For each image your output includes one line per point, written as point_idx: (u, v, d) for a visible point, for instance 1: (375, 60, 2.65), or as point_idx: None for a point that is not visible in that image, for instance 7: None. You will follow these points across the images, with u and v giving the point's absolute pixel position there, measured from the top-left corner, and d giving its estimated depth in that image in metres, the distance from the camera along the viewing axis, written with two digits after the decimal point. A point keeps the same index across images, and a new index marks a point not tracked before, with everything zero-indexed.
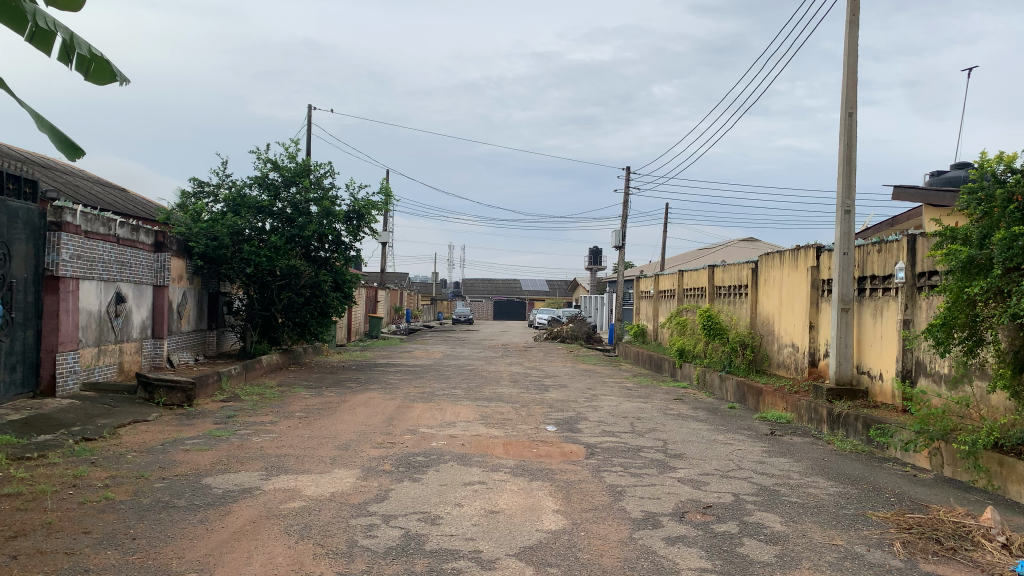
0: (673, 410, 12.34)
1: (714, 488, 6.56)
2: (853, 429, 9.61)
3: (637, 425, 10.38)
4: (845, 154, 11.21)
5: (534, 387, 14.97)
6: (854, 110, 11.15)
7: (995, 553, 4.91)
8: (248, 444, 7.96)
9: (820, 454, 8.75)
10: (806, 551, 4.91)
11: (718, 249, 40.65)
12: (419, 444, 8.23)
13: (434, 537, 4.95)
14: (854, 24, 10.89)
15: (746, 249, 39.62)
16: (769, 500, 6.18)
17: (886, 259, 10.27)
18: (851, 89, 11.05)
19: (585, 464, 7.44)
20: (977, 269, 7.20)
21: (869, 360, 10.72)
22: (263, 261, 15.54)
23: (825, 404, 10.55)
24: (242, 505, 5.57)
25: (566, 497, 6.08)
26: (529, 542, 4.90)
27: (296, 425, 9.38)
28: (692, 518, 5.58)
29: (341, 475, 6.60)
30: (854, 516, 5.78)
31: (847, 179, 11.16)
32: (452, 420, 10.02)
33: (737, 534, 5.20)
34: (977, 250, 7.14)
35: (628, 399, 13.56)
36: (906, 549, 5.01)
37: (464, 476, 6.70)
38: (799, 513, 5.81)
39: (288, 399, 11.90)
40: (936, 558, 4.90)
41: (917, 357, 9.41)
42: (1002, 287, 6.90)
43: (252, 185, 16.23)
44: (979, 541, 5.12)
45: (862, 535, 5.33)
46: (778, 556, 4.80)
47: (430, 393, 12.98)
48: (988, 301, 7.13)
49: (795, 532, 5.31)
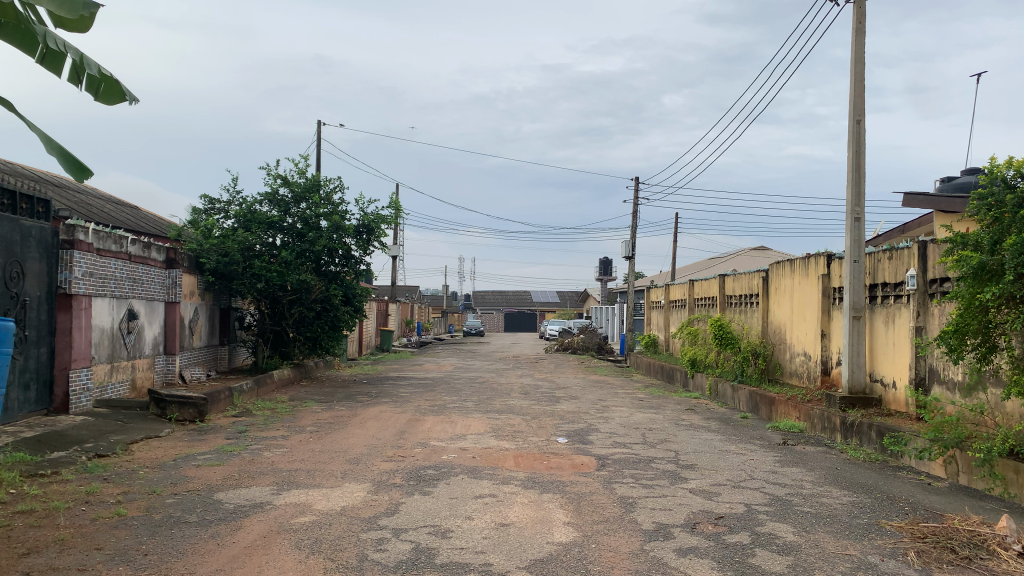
0: (685, 420, 12.28)
1: (726, 499, 6.53)
2: (867, 437, 9.53)
3: (649, 436, 10.35)
4: (855, 161, 11.19)
5: (545, 398, 14.95)
6: (862, 117, 11.13)
7: (1011, 562, 4.87)
8: (259, 459, 7.98)
9: (834, 463, 8.67)
10: (818, 562, 4.87)
11: (729, 258, 40.54)
12: (430, 457, 8.23)
13: (445, 550, 4.94)
14: (860, 32, 10.89)
15: (757, 258, 39.51)
16: (781, 510, 6.16)
17: (897, 266, 10.23)
18: (859, 96, 11.04)
19: (597, 475, 7.42)
20: (989, 275, 7.14)
21: (882, 367, 10.65)
22: (274, 277, 15.62)
23: (838, 412, 10.47)
24: (253, 520, 5.57)
25: (577, 509, 6.07)
26: (540, 555, 4.89)
27: (307, 439, 9.41)
28: (703, 529, 5.56)
29: (352, 489, 6.60)
30: (868, 526, 5.73)
31: (857, 186, 11.13)
32: (462, 433, 10.02)
33: (748, 545, 5.17)
34: (988, 256, 7.08)
35: (639, 410, 13.52)
36: (921, 559, 4.97)
37: (475, 489, 6.69)
38: (812, 523, 5.78)
39: (299, 413, 11.93)
40: (951, 567, 4.85)
41: (930, 364, 9.35)
42: (1015, 293, 6.85)
43: (262, 201, 16.32)
44: (995, 549, 5.07)
45: (876, 545, 5.28)
46: (790, 566, 4.77)
47: (440, 406, 12.99)
48: (1000, 307, 7.09)
49: (808, 542, 5.27)
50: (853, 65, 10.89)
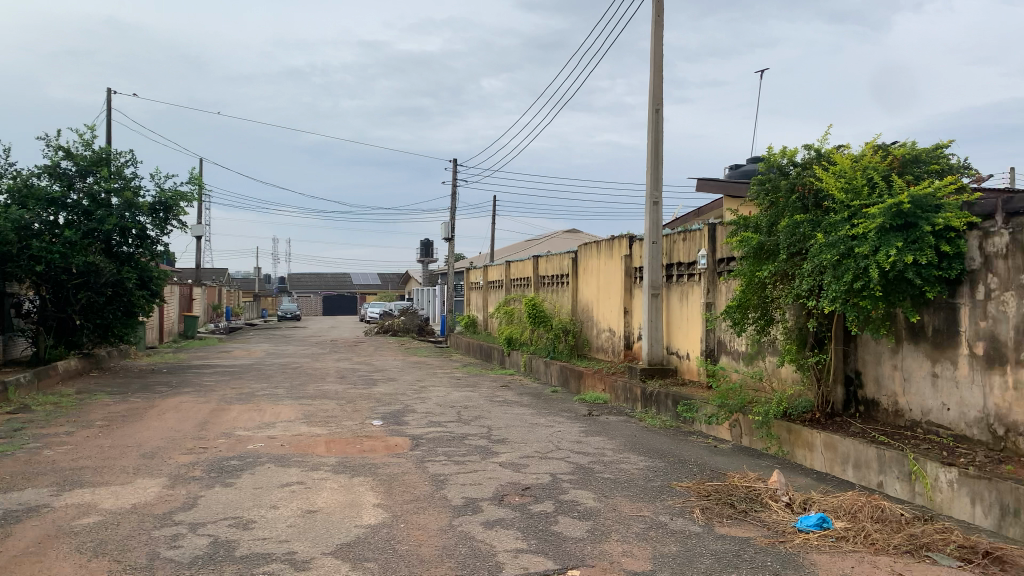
0: (498, 397, 12.57)
1: (533, 470, 6.76)
2: (664, 405, 10.22)
3: (463, 414, 10.49)
4: (654, 148, 11.87)
5: (361, 381, 14.74)
6: (660, 106, 11.81)
7: (780, 512, 5.43)
8: (36, 459, 7.25)
9: (635, 431, 9.22)
10: (614, 524, 5.16)
11: (544, 240, 41.85)
12: (234, 447, 7.85)
13: (246, 541, 4.74)
14: (659, 25, 11.53)
15: (570, 240, 41.14)
16: (584, 478, 6.46)
17: (691, 247, 11.02)
18: (658, 87, 11.71)
19: (409, 455, 7.41)
20: (767, 254, 7.87)
21: (677, 341, 11.47)
22: (56, 259, 14.20)
23: (639, 383, 11.14)
24: (26, 525, 5.06)
25: (387, 490, 6.03)
26: (346, 538, 4.81)
27: (95, 435, 8.67)
28: (510, 501, 5.71)
29: (144, 485, 6.16)
30: (660, 488, 6.15)
31: (655, 172, 11.82)
32: (271, 420, 9.65)
33: (552, 513, 5.38)
34: (766, 238, 7.78)
35: (455, 389, 13.67)
36: (704, 515, 5.40)
37: (281, 477, 6.46)
38: (611, 488, 6.11)
39: (87, 407, 10.97)
40: (730, 520, 5.32)
41: (719, 337, 10.19)
42: (787, 271, 7.58)
43: (40, 174, 14.76)
44: (767, 501, 5.64)
45: (667, 505, 5.67)
46: (588, 531, 5.02)
47: (249, 394, 12.43)
48: (776, 284, 7.84)
49: (606, 507, 5.57)
50: (653, 56, 11.53)
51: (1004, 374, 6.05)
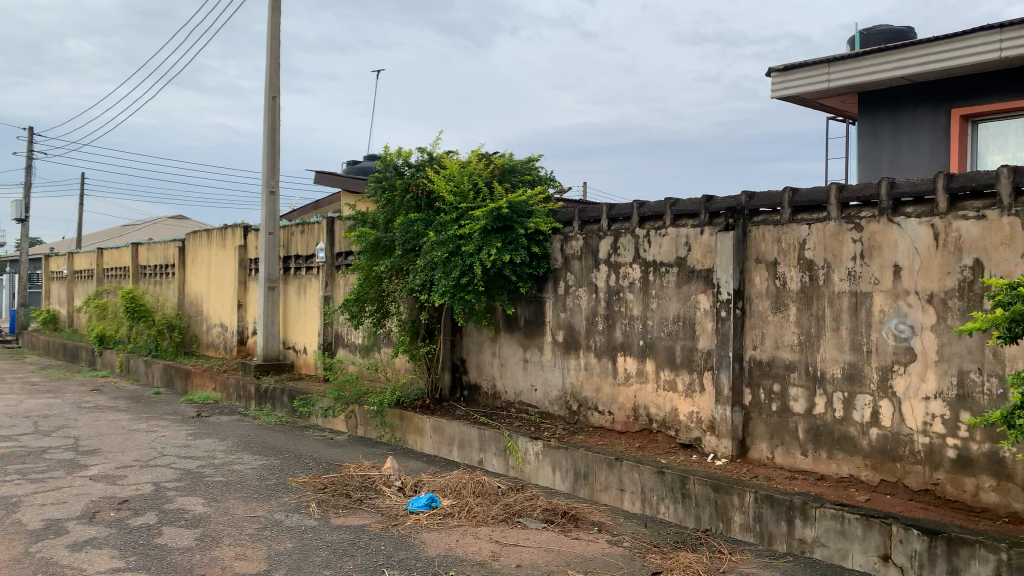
0: (88, 402, 11.15)
1: (131, 481, 6.13)
2: (279, 401, 10.02)
3: (42, 424, 9.10)
4: (269, 137, 11.52)
5: None
6: (277, 95, 11.50)
7: (393, 497, 5.69)
8: None
9: (248, 429, 8.88)
10: (226, 529, 4.91)
11: (145, 226, 38.15)
12: None
13: None
14: (276, 11, 11.22)
15: (176, 228, 38.12)
16: (191, 483, 6.04)
17: (308, 240, 10.97)
18: (274, 74, 11.39)
19: None
20: (383, 250, 8.17)
21: (294, 335, 11.34)
22: None
23: (253, 379, 10.74)
24: None
25: None
26: None
27: None
28: (103, 517, 5.11)
29: None
30: (275, 486, 6.01)
31: (271, 161, 11.47)
32: None
33: (154, 525, 4.93)
34: (382, 233, 8.05)
35: (30, 395, 11.80)
36: (320, 508, 5.42)
37: None
38: (222, 491, 5.80)
39: None
40: (345, 510, 5.43)
41: (336, 330, 10.32)
42: (402, 266, 7.97)
43: None
44: (381, 488, 5.86)
45: (282, 502, 5.57)
46: (197, 539, 4.71)
47: None
48: (392, 278, 8.20)
49: (217, 511, 5.28)
50: (269, 43, 11.19)
51: (578, 358, 7.16)
